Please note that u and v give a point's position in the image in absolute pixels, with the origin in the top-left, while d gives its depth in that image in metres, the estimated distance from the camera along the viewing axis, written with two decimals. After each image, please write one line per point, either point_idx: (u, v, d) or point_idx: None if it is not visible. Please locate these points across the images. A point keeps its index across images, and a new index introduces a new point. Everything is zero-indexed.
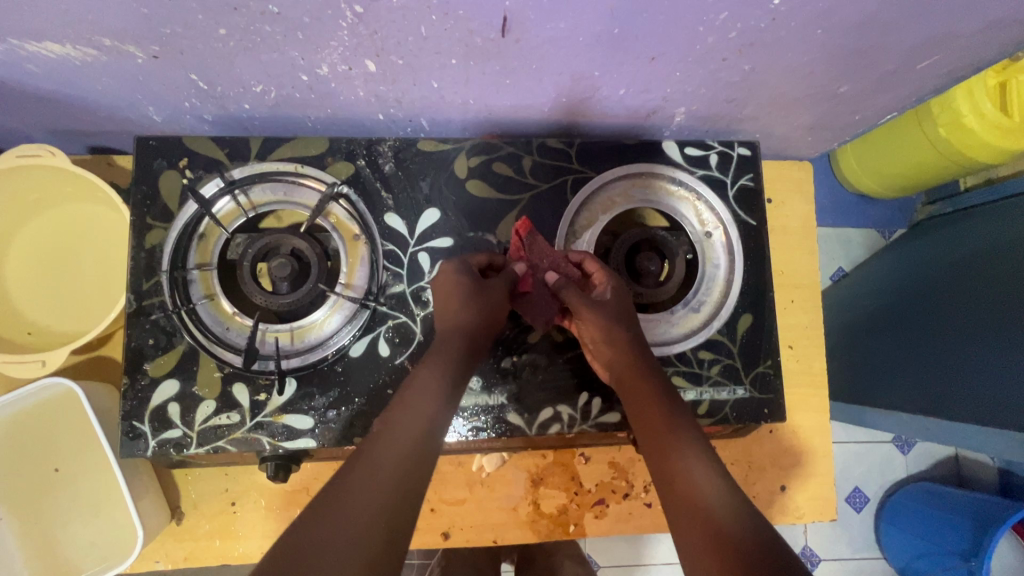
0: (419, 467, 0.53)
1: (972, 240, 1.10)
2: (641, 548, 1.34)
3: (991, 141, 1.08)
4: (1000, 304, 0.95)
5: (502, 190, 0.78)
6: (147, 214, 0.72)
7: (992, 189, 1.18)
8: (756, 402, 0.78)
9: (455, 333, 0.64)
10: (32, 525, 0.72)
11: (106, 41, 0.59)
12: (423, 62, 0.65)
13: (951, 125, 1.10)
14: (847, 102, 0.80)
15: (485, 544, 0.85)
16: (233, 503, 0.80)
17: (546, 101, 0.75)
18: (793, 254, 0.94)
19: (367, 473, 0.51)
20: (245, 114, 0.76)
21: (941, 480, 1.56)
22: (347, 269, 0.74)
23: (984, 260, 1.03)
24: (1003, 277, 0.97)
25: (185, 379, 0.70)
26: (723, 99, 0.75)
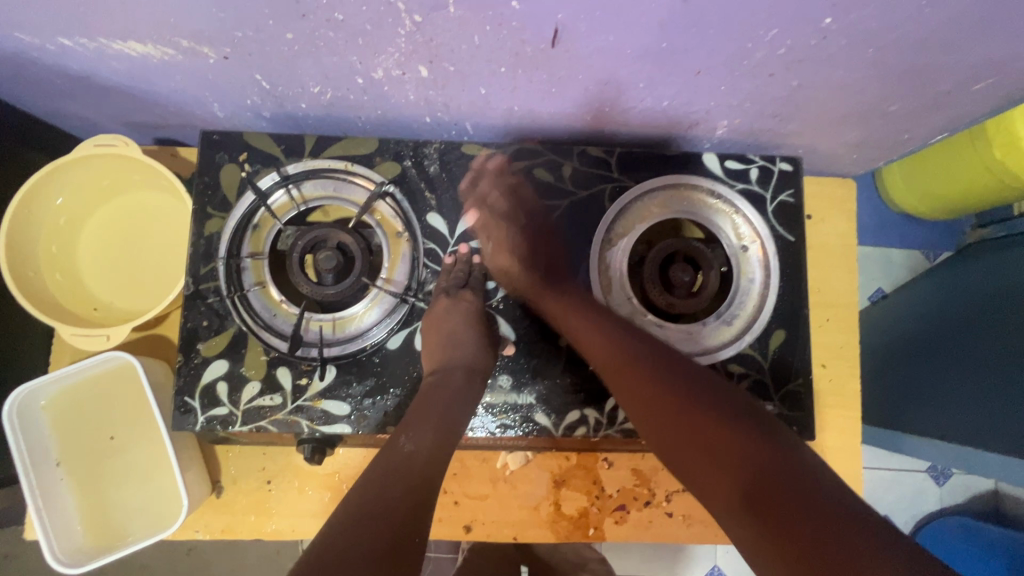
0: (428, 480, 0.58)
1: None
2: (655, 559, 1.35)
3: None
4: None
5: (541, 195, 0.80)
6: (207, 204, 0.76)
7: None
8: (784, 418, 0.77)
9: (455, 368, 0.70)
10: (90, 488, 0.78)
11: (183, 42, 0.63)
12: (473, 69, 0.67)
13: (1007, 146, 1.06)
14: (896, 121, 0.79)
15: (506, 540, 0.87)
16: (269, 481, 0.84)
17: (589, 109, 0.76)
18: (831, 272, 0.93)
19: (394, 477, 0.56)
20: (301, 113, 0.80)
21: (976, 515, 1.51)
22: (389, 265, 0.77)
23: None
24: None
25: (234, 360, 0.74)
26: (767, 114, 0.75)
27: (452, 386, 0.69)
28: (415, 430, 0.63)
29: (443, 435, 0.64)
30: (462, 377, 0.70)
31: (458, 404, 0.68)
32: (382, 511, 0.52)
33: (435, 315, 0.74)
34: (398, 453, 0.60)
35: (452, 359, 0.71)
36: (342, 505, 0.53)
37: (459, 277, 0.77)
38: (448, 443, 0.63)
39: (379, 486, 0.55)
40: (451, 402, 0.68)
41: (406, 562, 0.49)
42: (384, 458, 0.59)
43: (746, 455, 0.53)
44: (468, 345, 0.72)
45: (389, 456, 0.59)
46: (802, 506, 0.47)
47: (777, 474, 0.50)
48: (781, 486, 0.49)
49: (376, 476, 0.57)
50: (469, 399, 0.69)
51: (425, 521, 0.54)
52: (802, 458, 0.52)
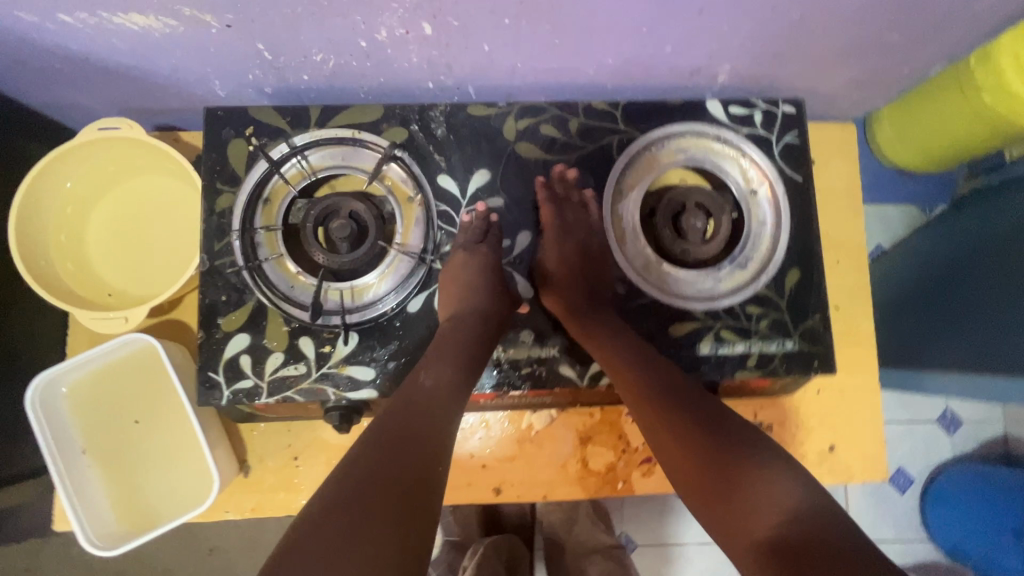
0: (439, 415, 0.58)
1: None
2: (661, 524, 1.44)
3: None
4: None
5: (550, 151, 0.80)
6: (217, 180, 0.76)
7: None
8: (805, 355, 0.78)
9: (472, 314, 0.70)
10: (118, 474, 0.77)
11: (185, 11, 0.63)
12: (476, 23, 0.67)
13: (994, 91, 1.04)
14: (894, 54, 0.79)
15: (536, 499, 0.87)
16: (296, 457, 0.84)
17: (592, 62, 0.77)
18: (838, 215, 0.94)
19: (411, 412, 0.57)
20: (303, 86, 0.80)
21: (989, 460, 1.53)
22: (403, 229, 0.77)
23: None
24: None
25: (256, 333, 0.74)
26: (768, 54, 0.76)
27: (467, 330, 0.69)
28: (436, 369, 0.64)
29: (462, 371, 0.64)
30: (477, 325, 0.70)
31: (474, 347, 0.68)
32: (404, 441, 0.53)
33: (452, 272, 0.74)
34: (419, 390, 0.61)
35: (469, 310, 0.70)
36: (367, 433, 0.54)
37: (476, 232, 0.76)
38: (467, 378, 0.64)
39: (400, 416, 0.57)
40: (469, 343, 0.68)
41: (427, 491, 0.51)
42: (404, 394, 0.60)
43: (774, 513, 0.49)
44: (478, 292, 0.72)
45: (412, 392, 0.60)
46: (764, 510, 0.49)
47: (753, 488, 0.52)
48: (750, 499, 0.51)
49: (398, 408, 0.57)
50: (486, 345, 0.69)
51: (446, 453, 0.55)
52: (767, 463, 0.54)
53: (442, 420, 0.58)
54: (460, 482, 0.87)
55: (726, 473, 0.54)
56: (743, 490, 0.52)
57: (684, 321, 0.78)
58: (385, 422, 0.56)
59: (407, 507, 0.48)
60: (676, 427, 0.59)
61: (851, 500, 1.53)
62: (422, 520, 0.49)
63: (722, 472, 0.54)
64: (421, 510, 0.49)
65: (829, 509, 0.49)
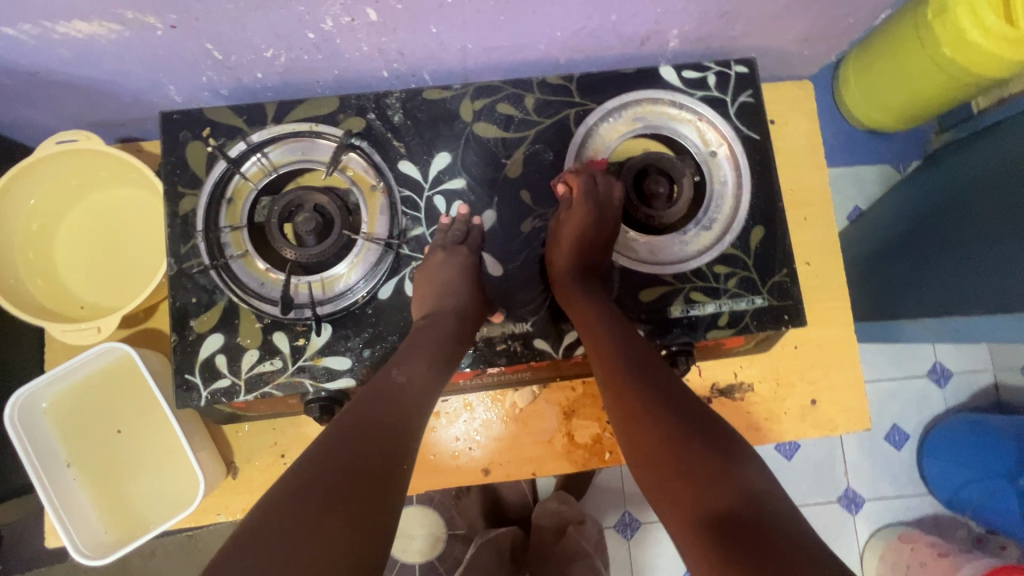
0: (404, 411, 0.61)
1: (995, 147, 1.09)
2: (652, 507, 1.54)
3: (1000, 55, 1.01)
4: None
5: (508, 129, 0.80)
6: (178, 184, 0.76)
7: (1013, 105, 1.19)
8: (775, 310, 0.79)
9: (448, 314, 0.71)
10: (104, 484, 0.78)
11: (128, 14, 0.63)
12: (420, 5, 0.68)
13: (955, 44, 1.04)
14: (838, 6, 0.81)
15: (526, 476, 0.88)
16: (283, 454, 0.85)
17: (541, 37, 0.78)
18: (802, 172, 0.95)
19: (374, 408, 0.60)
20: (258, 84, 0.80)
21: (980, 408, 1.55)
22: (368, 218, 0.77)
23: (1008, 163, 1.02)
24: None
25: (229, 332, 0.74)
26: (714, 14, 0.77)
27: (445, 326, 0.71)
28: (409, 364, 0.66)
29: (435, 368, 0.67)
30: (450, 323, 0.71)
31: (448, 347, 0.70)
32: (371, 437, 0.57)
33: (428, 267, 0.74)
34: (391, 386, 0.64)
35: (443, 305, 0.72)
36: (335, 425, 0.57)
37: (457, 234, 0.76)
38: (439, 376, 0.68)
39: (366, 409, 0.60)
40: (446, 340, 0.70)
41: (388, 484, 0.54)
42: (375, 387, 0.63)
43: (729, 499, 0.50)
44: (458, 291, 0.73)
45: (382, 385, 0.63)
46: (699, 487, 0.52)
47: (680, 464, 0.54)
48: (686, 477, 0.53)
49: (370, 402, 0.61)
50: (460, 342, 0.71)
51: (409, 450, 0.59)
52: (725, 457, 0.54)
53: (407, 416, 0.61)
54: (448, 465, 0.87)
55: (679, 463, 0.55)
56: (700, 480, 0.52)
57: (653, 286, 0.79)
58: (357, 417, 0.58)
59: (369, 498, 0.52)
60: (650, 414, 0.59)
61: (848, 459, 1.55)
62: (382, 511, 0.52)
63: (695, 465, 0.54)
64: (383, 502, 0.52)
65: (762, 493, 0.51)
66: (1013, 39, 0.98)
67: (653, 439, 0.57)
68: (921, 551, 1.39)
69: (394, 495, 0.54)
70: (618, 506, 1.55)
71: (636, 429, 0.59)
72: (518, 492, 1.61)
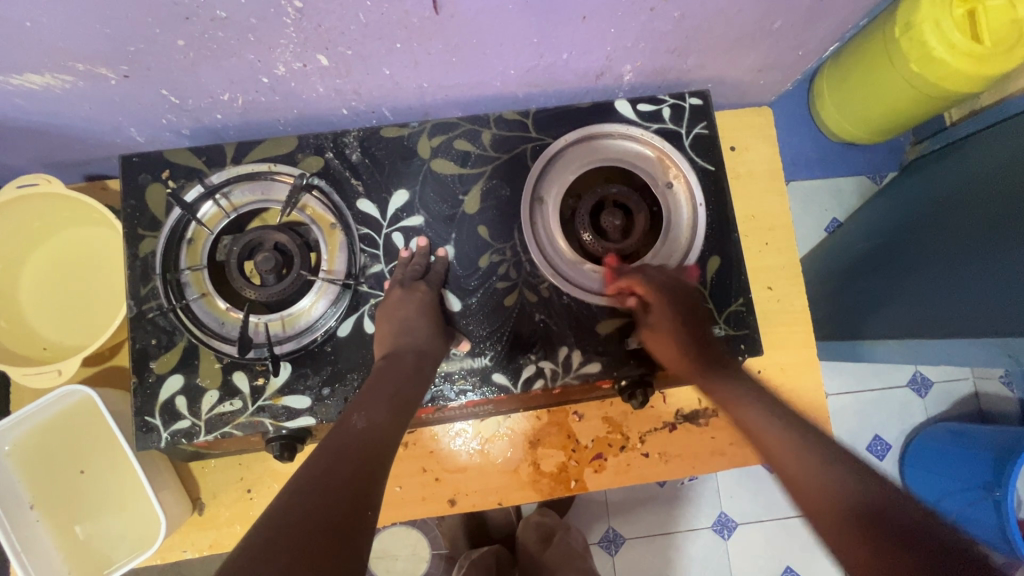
0: (368, 455, 0.58)
1: (969, 165, 1.10)
2: (635, 519, 1.54)
3: (965, 71, 1.00)
4: (990, 221, 0.95)
5: (465, 165, 0.82)
6: (138, 226, 0.77)
7: (982, 118, 1.20)
8: (731, 339, 0.80)
9: (407, 353, 0.71)
10: (68, 525, 0.78)
11: (79, 66, 0.64)
12: (370, 50, 0.69)
13: (922, 60, 1.03)
14: (785, 39, 0.82)
15: (492, 506, 0.88)
16: (249, 490, 0.85)
17: (496, 75, 0.79)
18: (762, 198, 0.96)
19: (336, 457, 0.56)
20: (220, 125, 0.81)
21: (961, 418, 1.54)
22: (328, 256, 0.78)
23: (978, 185, 1.03)
24: (993, 196, 0.97)
25: (189, 373, 0.75)
26: (664, 51, 0.78)
27: (403, 368, 0.69)
28: (370, 409, 0.63)
29: (397, 411, 0.65)
30: (411, 363, 0.70)
31: (409, 385, 0.68)
32: (333, 489, 0.52)
33: (388, 305, 0.75)
34: (350, 432, 0.60)
35: (402, 342, 0.72)
36: (294, 479, 0.52)
37: (416, 268, 0.78)
38: (400, 419, 0.64)
39: (328, 458, 0.56)
40: (403, 382, 0.68)
41: (354, 535, 0.49)
42: (334, 435, 0.60)
43: (824, 484, 0.52)
44: (420, 329, 0.73)
45: (341, 433, 0.60)
46: (795, 470, 0.55)
47: (790, 451, 0.57)
48: (787, 461, 0.56)
49: (327, 456, 0.56)
50: (421, 380, 0.70)
51: (376, 498, 0.54)
52: (825, 454, 0.55)
53: (372, 460, 0.57)
54: (415, 497, 0.88)
55: (771, 448, 0.59)
56: (797, 461, 0.56)
57: (612, 317, 0.79)
58: (311, 473, 0.53)
59: (329, 552, 0.46)
60: (745, 409, 0.65)
61: None
62: (351, 563, 0.47)
63: (795, 451, 0.56)
64: (346, 557, 0.47)
65: (878, 489, 0.50)
66: (977, 53, 0.97)
67: (750, 428, 0.63)
68: None
69: (359, 550, 0.48)
70: (602, 521, 1.55)
71: (726, 402, 0.68)
72: (502, 510, 1.61)
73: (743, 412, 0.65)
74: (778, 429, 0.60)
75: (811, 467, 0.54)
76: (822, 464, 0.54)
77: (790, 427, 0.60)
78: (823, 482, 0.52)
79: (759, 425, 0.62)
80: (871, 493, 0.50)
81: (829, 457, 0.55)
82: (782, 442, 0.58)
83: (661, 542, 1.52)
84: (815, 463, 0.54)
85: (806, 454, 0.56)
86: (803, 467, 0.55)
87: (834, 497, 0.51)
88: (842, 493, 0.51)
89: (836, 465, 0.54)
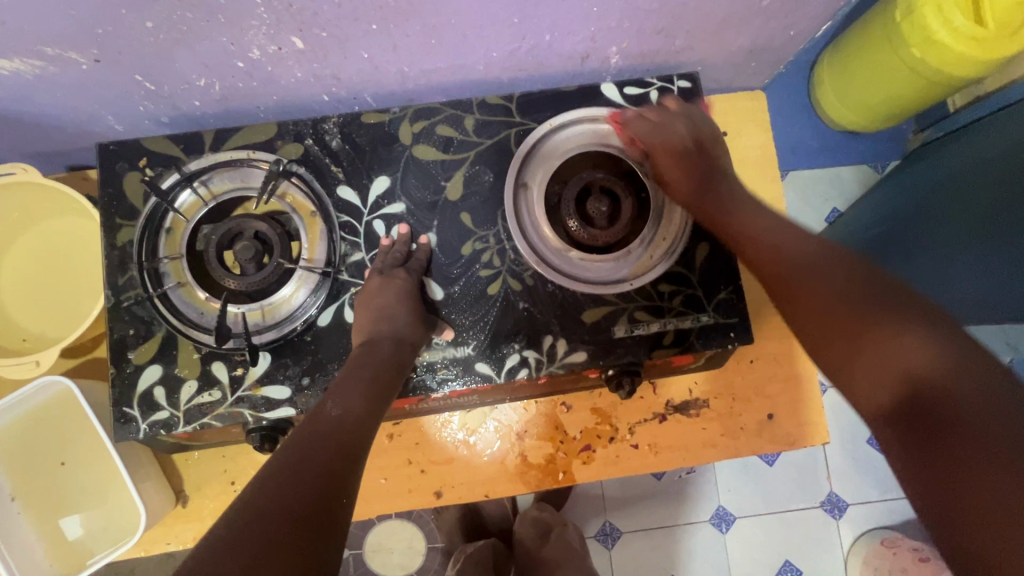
0: (342, 444, 0.56)
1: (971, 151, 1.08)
2: (632, 513, 1.53)
3: (967, 55, 0.97)
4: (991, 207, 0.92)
5: (448, 151, 0.80)
6: (115, 215, 0.76)
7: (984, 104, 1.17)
8: (720, 327, 0.78)
9: (385, 341, 0.69)
10: (49, 517, 0.78)
11: (48, 50, 0.63)
12: (346, 32, 0.67)
13: (923, 43, 1.00)
14: (776, 18, 0.80)
15: (478, 498, 0.87)
16: (233, 482, 0.84)
17: (478, 58, 0.77)
18: (754, 184, 0.94)
19: (308, 444, 0.55)
20: (198, 112, 0.80)
21: None
22: (308, 245, 0.76)
23: (980, 171, 1.00)
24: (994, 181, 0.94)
25: (167, 363, 0.74)
26: (650, 31, 0.76)
27: (380, 356, 0.68)
28: (346, 396, 0.62)
29: (374, 399, 0.63)
30: (389, 351, 0.69)
31: (387, 373, 0.67)
32: (301, 478, 0.50)
33: (368, 293, 0.73)
34: (325, 420, 0.59)
35: (382, 330, 0.70)
36: (264, 467, 0.51)
37: (397, 256, 0.76)
38: (377, 408, 0.63)
39: (300, 446, 0.54)
40: (380, 370, 0.66)
41: (324, 525, 0.48)
42: (308, 423, 0.59)
43: (897, 338, 0.47)
44: (401, 317, 0.71)
45: (316, 420, 0.59)
46: (845, 315, 0.51)
47: (816, 317, 0.54)
48: (824, 317, 0.53)
49: (298, 444, 0.55)
50: (399, 369, 0.68)
51: (350, 487, 0.53)
52: (867, 312, 0.50)
53: (346, 448, 0.56)
54: (400, 489, 0.87)
55: (796, 303, 0.56)
56: (825, 316, 0.53)
57: (598, 305, 0.78)
58: (281, 461, 0.52)
59: (297, 542, 0.45)
60: (771, 272, 0.60)
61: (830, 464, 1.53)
62: (320, 553, 0.46)
63: (818, 311, 0.54)
64: (314, 547, 0.46)
65: (911, 348, 0.46)
66: (979, 35, 0.94)
67: (778, 278, 0.59)
68: (902, 557, 1.37)
69: (328, 541, 0.47)
70: (598, 516, 1.53)
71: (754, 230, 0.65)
72: (498, 504, 1.60)
73: (751, 226, 0.66)
74: (792, 239, 0.61)
75: (860, 338, 0.49)
76: (846, 320, 0.51)
77: (818, 279, 0.55)
78: (885, 352, 0.47)
79: (792, 281, 0.57)
80: (910, 352, 0.45)
81: (885, 317, 0.49)
82: (804, 303, 0.55)
83: (658, 536, 1.51)
84: (810, 267, 0.57)
85: (820, 256, 0.57)
86: (829, 328, 0.52)
87: (865, 353, 0.48)
88: (875, 361, 0.47)
89: (872, 318, 0.49)
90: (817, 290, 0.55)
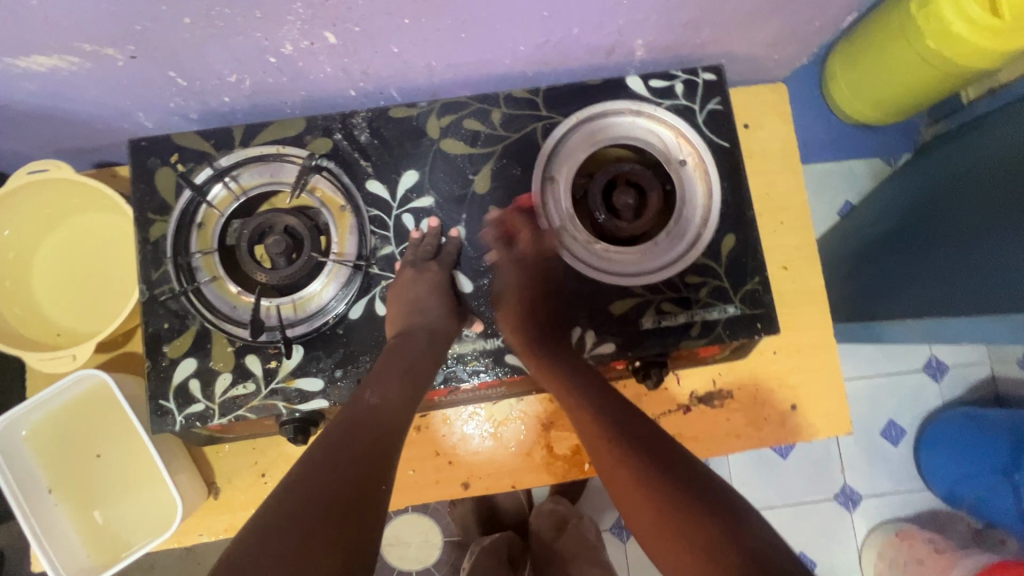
0: (381, 432, 0.57)
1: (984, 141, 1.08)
2: None
3: (983, 46, 0.97)
4: (1010, 199, 0.92)
5: (475, 144, 0.81)
6: (147, 210, 0.77)
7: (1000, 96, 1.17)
8: (748, 317, 0.79)
9: (418, 331, 0.70)
10: (86, 509, 0.79)
11: (86, 46, 0.64)
12: (378, 27, 0.68)
13: (938, 36, 1.00)
14: (801, 10, 0.80)
15: (505, 489, 0.88)
16: (263, 474, 0.85)
17: (505, 52, 0.77)
18: (776, 176, 0.94)
19: (346, 433, 0.56)
20: (227, 108, 0.81)
21: (978, 402, 1.52)
22: (338, 238, 0.77)
23: (994, 162, 1.00)
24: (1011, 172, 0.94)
25: (202, 356, 0.75)
26: (677, 24, 0.77)
27: (415, 347, 0.69)
28: (383, 386, 0.63)
29: (409, 389, 0.64)
30: (423, 342, 0.70)
31: (421, 364, 0.68)
32: (344, 465, 0.52)
33: (399, 286, 0.74)
34: (363, 409, 0.60)
35: (415, 321, 0.71)
36: (305, 456, 0.52)
37: (427, 249, 0.77)
38: (412, 397, 0.64)
39: (340, 434, 0.56)
40: (415, 362, 0.68)
41: (368, 511, 0.49)
42: (348, 412, 0.60)
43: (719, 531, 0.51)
44: (434, 309, 0.72)
45: (355, 409, 0.60)
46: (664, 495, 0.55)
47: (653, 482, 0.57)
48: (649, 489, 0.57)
49: (337, 433, 0.56)
50: (432, 359, 0.69)
51: (390, 475, 0.54)
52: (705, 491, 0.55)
53: (384, 437, 0.57)
54: (428, 480, 0.88)
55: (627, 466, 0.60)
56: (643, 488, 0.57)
57: (625, 297, 0.78)
58: (323, 449, 0.53)
59: (343, 527, 0.46)
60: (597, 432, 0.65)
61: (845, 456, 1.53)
62: (365, 538, 0.47)
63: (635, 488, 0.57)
64: (359, 532, 0.47)
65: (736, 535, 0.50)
66: (995, 27, 0.94)
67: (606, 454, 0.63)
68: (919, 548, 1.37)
69: (372, 527, 0.48)
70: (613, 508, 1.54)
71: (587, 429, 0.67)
72: (513, 497, 1.60)
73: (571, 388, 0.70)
74: (605, 421, 0.65)
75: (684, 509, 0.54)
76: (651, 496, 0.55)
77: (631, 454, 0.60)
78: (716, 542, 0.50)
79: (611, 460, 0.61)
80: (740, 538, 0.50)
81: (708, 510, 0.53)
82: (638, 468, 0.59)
83: None
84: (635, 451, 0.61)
85: (686, 499, 0.54)
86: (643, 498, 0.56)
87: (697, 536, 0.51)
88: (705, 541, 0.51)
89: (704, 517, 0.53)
90: (640, 499, 0.56)
